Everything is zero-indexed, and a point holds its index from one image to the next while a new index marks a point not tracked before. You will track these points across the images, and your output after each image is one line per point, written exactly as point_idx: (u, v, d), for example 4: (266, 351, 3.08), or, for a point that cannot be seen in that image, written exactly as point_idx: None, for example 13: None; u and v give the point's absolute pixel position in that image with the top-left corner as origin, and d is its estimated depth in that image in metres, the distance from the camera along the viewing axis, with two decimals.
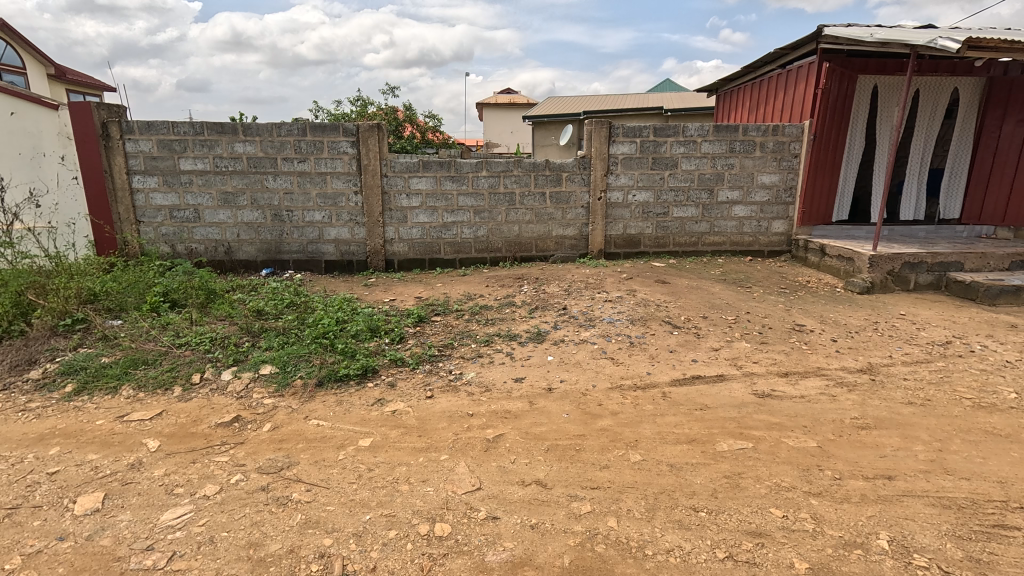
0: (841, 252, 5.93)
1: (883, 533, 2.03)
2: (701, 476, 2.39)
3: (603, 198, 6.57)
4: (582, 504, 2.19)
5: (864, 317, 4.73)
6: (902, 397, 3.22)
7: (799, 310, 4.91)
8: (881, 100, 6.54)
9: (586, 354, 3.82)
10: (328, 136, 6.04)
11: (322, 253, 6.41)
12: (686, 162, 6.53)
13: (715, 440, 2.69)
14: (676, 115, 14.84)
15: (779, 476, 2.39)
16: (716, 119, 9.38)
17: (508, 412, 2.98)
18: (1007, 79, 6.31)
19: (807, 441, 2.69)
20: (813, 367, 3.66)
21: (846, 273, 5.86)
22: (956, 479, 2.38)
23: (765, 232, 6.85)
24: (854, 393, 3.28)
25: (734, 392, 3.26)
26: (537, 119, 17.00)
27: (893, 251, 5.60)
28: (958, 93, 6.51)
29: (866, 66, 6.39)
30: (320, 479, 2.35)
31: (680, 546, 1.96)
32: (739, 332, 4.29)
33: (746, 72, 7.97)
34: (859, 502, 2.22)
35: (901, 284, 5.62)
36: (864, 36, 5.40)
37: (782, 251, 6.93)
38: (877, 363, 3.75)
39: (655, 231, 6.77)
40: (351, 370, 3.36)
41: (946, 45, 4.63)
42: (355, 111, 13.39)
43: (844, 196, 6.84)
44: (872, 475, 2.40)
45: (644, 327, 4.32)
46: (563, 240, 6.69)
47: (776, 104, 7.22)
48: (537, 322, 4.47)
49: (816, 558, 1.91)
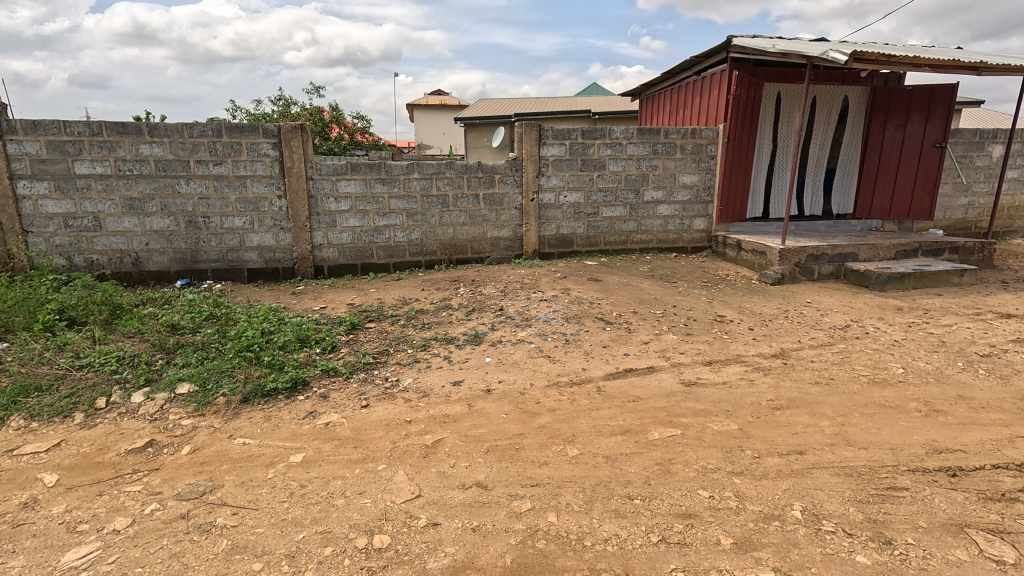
0: (755, 246, 6.39)
1: (797, 504, 2.22)
2: (634, 465, 2.49)
3: (535, 199, 6.68)
4: (522, 502, 2.22)
5: (776, 306, 5.11)
6: (810, 378, 3.52)
7: (720, 302, 5.24)
8: (784, 106, 7.12)
9: (524, 353, 3.86)
10: (247, 137, 5.72)
11: (245, 261, 6.05)
12: (613, 163, 6.78)
13: (646, 430, 2.81)
14: (604, 119, 15.35)
15: (705, 459, 2.54)
16: (640, 122, 9.80)
17: (447, 417, 2.95)
18: (887, 89, 7.07)
19: (730, 425, 2.87)
20: (733, 355, 3.91)
21: (760, 266, 6.32)
22: (856, 450, 2.63)
23: (688, 229, 7.24)
24: (769, 376, 3.54)
25: (663, 383, 3.43)
26: (469, 121, 16.97)
27: (799, 245, 6.10)
28: (849, 100, 7.19)
29: (770, 74, 6.92)
30: (247, 501, 2.22)
31: (617, 534, 2.03)
32: (667, 325, 4.50)
33: (666, 78, 8.39)
34: (775, 477, 2.40)
35: (807, 275, 6.13)
36: (767, 46, 5.86)
37: (703, 247, 7.35)
38: (789, 348, 4.08)
39: (587, 231, 6.96)
40: (279, 384, 3.20)
41: (835, 57, 5.14)
42: (277, 111, 12.74)
43: (757, 194, 7.39)
44: (786, 451, 2.61)
45: (578, 325, 4.43)
46: (498, 241, 6.73)
47: (694, 108, 7.67)
48: (475, 325, 4.47)
49: (739, 534, 2.04)
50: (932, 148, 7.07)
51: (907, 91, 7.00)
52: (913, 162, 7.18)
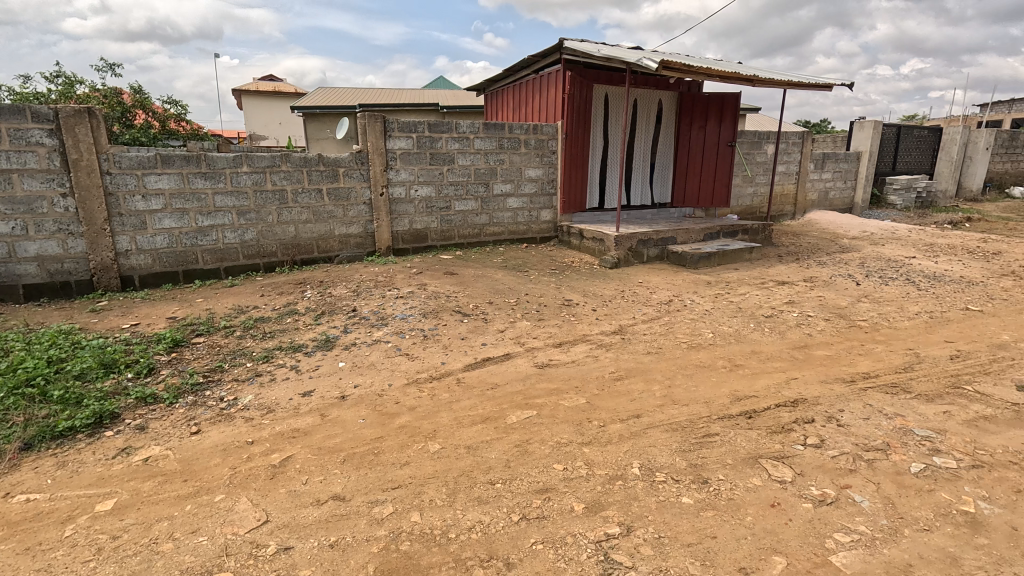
0: (595, 234, 6.99)
1: (635, 462, 2.49)
2: (495, 450, 2.57)
3: (385, 193, 6.46)
4: (384, 507, 2.15)
5: (614, 288, 5.67)
6: (643, 348, 3.98)
7: (567, 287, 5.63)
8: (611, 106, 7.85)
9: (380, 354, 3.73)
10: (8, 121, 4.59)
11: (18, 276, 4.88)
12: (462, 157, 6.85)
13: (505, 415, 2.92)
14: (452, 112, 15.42)
15: (558, 435, 2.72)
16: (486, 117, 10.03)
17: (296, 431, 2.73)
18: (691, 95, 8.19)
19: (579, 399, 3.11)
20: (580, 335, 4.25)
21: (600, 252, 6.93)
22: (680, 407, 3.04)
23: (536, 220, 7.64)
24: (610, 351, 3.92)
25: (518, 367, 3.59)
26: (307, 110, 15.75)
27: (630, 232, 6.82)
28: (662, 103, 8.20)
29: (598, 77, 7.57)
30: (34, 571, 1.80)
31: (481, 521, 2.08)
32: (520, 313, 4.71)
33: (507, 75, 8.70)
34: (618, 441, 2.66)
35: (638, 258, 6.90)
36: (593, 50, 6.41)
37: (551, 236, 7.83)
38: (626, 324, 4.55)
39: (440, 225, 6.95)
40: (77, 422, 2.65)
41: (648, 64, 5.82)
42: (55, 91, 10.44)
43: (593, 186, 8.07)
44: (626, 417, 2.92)
45: (436, 319, 4.41)
46: (347, 238, 6.39)
47: (534, 106, 8.08)
48: (325, 329, 4.19)
49: (590, 498, 2.23)
50: (726, 147, 8.35)
51: (705, 97, 8.19)
52: (713, 158, 8.39)
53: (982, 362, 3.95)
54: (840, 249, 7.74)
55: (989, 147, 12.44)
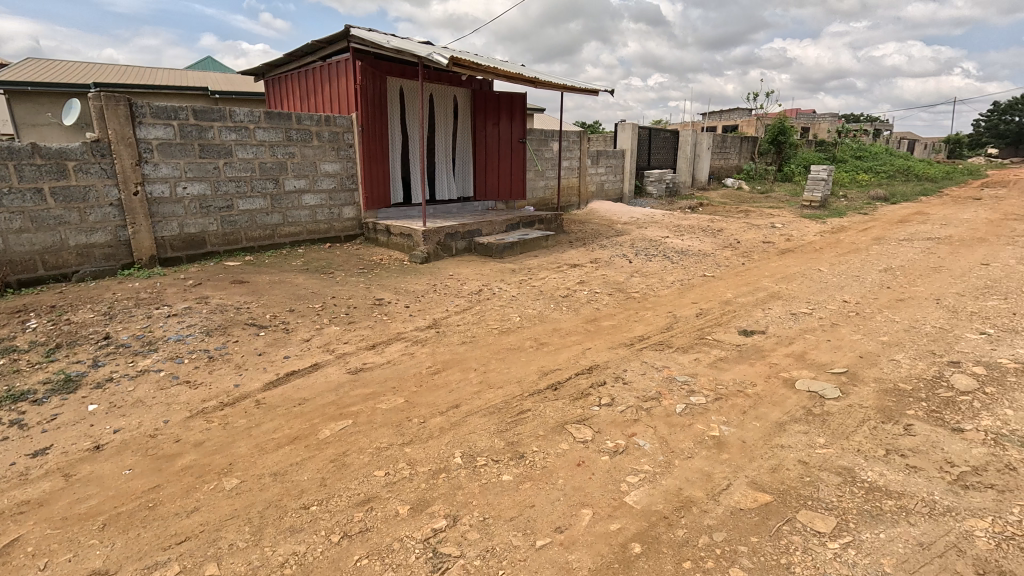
0: (402, 230, 6.88)
1: (456, 452, 2.60)
2: (307, 471, 2.35)
3: (140, 192, 5.33)
4: (167, 569, 1.79)
5: (426, 282, 5.68)
6: (459, 339, 4.14)
7: (377, 286, 5.44)
8: (407, 100, 7.79)
9: (149, 387, 3.07)
10: None
11: None
12: (241, 150, 6.05)
13: (316, 430, 2.69)
14: (225, 99, 13.50)
15: (378, 440, 2.63)
16: (268, 106, 9.00)
17: (25, 505, 2.09)
18: (482, 93, 8.60)
19: (397, 400, 3.07)
20: (394, 333, 4.16)
21: (409, 247, 6.85)
22: (496, 390, 3.38)
23: (338, 218, 7.19)
24: (427, 346, 3.94)
25: (329, 377, 3.33)
26: (10, 86, 12.08)
27: (437, 226, 6.89)
28: (457, 100, 8.44)
29: (391, 69, 7.43)
30: None
31: (295, 552, 1.88)
32: (327, 318, 4.38)
33: (290, 60, 7.94)
34: (440, 435, 2.73)
35: (447, 252, 7.03)
36: (383, 40, 6.27)
37: (356, 234, 7.45)
38: (439, 317, 4.62)
39: (222, 227, 6.04)
40: None
41: (438, 60, 5.90)
42: None
43: (397, 181, 7.92)
44: (445, 410, 3.01)
45: (224, 336, 3.83)
46: (89, 249, 5.10)
47: (324, 95, 7.53)
48: (64, 366, 3.29)
49: (415, 498, 2.22)
50: (517, 143, 9.16)
51: (496, 96, 8.73)
52: (507, 154, 9.12)
53: (716, 316, 5.05)
54: (616, 233, 9.04)
55: (710, 147, 15.80)
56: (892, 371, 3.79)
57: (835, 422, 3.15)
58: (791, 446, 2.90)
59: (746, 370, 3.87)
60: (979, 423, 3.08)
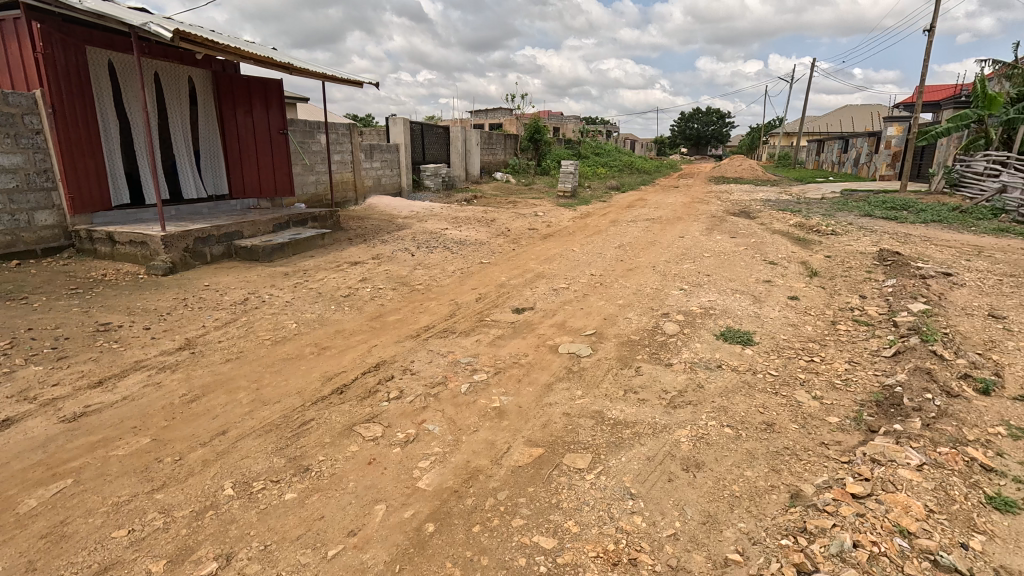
0: (133, 237, 5.66)
1: (227, 482, 2.51)
2: (6, 557, 2.02)
3: None
4: None
5: (172, 298, 4.82)
6: (221, 357, 3.81)
7: (101, 308, 4.41)
8: (122, 77, 6.34)
9: None
10: None
11: None
12: None
13: (15, 503, 2.30)
14: None
15: (115, 494, 2.38)
16: None
17: None
18: (227, 76, 7.56)
19: (140, 440, 2.78)
20: (130, 364, 3.56)
21: (145, 257, 5.68)
22: (271, 405, 3.22)
23: (28, 226, 5.53)
24: (177, 372, 3.53)
25: (30, 433, 2.77)
26: None
27: (182, 229, 5.86)
28: (193, 81, 7.23)
29: (91, 37, 5.95)
30: None
31: None
32: (22, 359, 3.38)
33: None
34: (202, 468, 2.60)
35: (199, 259, 6.05)
36: (72, 1, 5.03)
37: (61, 246, 5.85)
38: (194, 336, 4.10)
39: None
40: None
41: (159, 31, 4.96)
42: None
43: (118, 178, 6.38)
44: (209, 438, 2.86)
45: None
46: None
47: None
48: None
49: (172, 549, 2.09)
50: (278, 134, 8.40)
51: (244, 81, 7.79)
52: (268, 146, 8.30)
53: (493, 299, 5.49)
54: (397, 227, 9.02)
55: (479, 143, 16.88)
56: (626, 327, 4.69)
57: (589, 375, 3.76)
58: (557, 402, 3.37)
59: (520, 343, 4.33)
60: (681, 357, 4.05)
